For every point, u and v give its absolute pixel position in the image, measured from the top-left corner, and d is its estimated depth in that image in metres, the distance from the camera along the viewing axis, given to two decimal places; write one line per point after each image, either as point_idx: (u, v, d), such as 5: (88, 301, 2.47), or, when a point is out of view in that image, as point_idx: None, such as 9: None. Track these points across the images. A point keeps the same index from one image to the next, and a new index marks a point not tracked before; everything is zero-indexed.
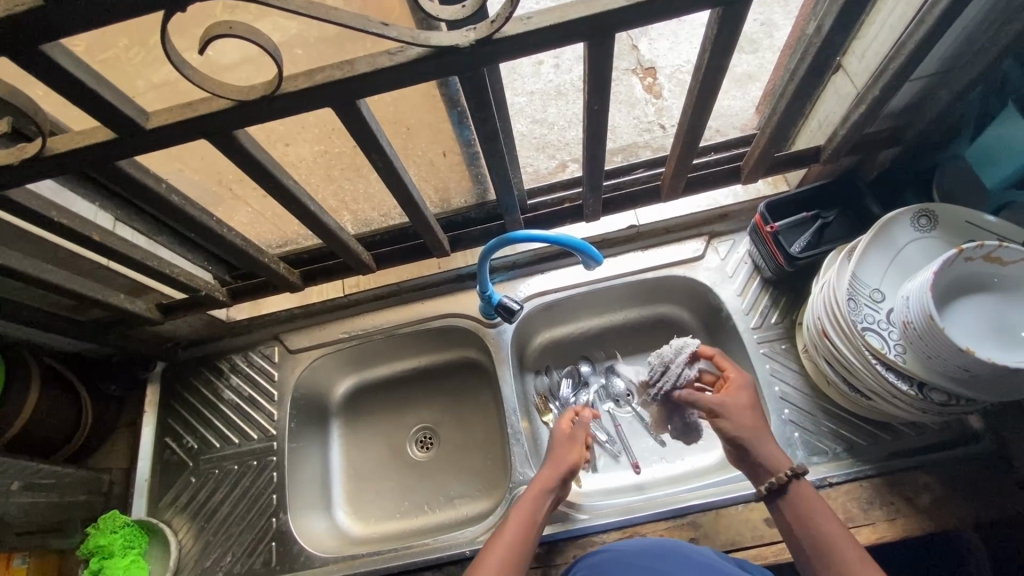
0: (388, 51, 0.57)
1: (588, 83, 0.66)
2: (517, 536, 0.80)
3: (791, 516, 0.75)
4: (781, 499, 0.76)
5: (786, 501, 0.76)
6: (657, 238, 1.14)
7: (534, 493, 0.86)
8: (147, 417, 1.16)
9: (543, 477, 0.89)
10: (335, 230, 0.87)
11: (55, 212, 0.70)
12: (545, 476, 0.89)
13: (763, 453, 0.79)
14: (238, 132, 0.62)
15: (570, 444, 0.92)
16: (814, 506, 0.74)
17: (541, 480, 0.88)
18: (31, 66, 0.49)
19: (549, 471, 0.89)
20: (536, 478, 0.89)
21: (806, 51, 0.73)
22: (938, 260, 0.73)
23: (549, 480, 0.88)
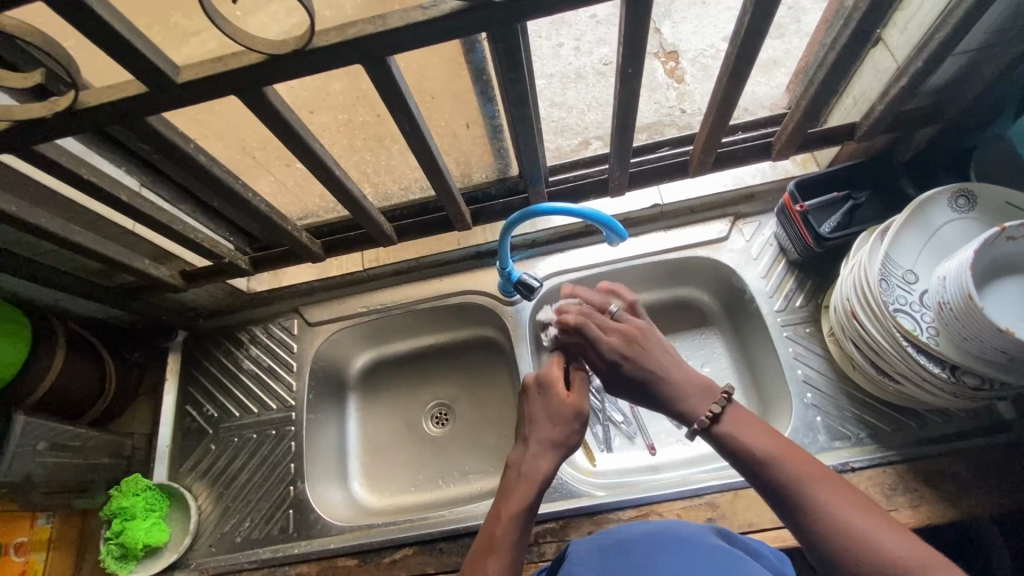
0: (422, 6, 0.56)
1: (622, 44, 0.65)
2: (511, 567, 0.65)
3: (734, 450, 0.66)
4: (716, 436, 0.68)
5: (722, 437, 0.67)
6: (681, 218, 1.11)
7: (524, 502, 0.70)
8: (168, 384, 1.18)
9: (535, 474, 0.72)
10: (358, 198, 0.86)
11: (85, 170, 0.71)
12: (534, 475, 0.71)
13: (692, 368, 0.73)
14: (267, 90, 0.62)
15: (571, 423, 0.74)
16: (756, 433, 0.66)
17: (531, 480, 0.71)
18: (66, 12, 0.49)
19: (543, 466, 0.72)
20: (514, 484, 0.71)
21: (848, 19, 0.70)
22: (979, 240, 0.70)
23: (542, 478, 0.72)
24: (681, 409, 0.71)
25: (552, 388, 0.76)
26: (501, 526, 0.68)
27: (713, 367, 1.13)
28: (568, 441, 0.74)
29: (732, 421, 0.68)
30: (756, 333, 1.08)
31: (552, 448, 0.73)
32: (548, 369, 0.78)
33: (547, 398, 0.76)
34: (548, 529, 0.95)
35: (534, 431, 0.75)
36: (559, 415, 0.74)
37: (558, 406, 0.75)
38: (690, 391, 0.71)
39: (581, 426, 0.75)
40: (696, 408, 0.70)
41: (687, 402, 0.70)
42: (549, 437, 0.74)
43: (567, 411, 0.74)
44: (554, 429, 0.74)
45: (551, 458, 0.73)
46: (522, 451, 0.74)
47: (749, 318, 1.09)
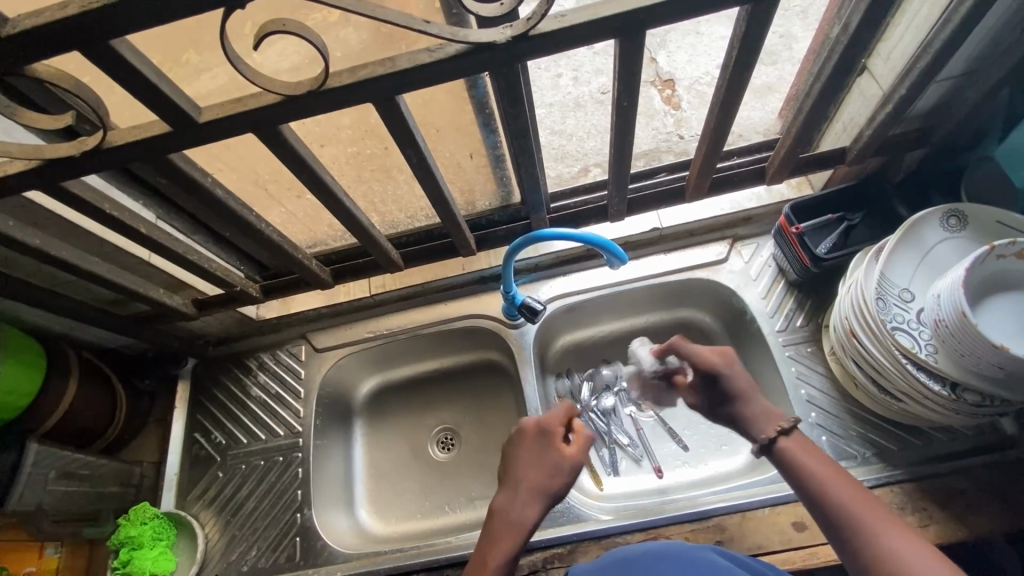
0: (428, 49, 0.60)
1: (617, 78, 0.68)
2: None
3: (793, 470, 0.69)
4: (778, 455, 0.71)
5: (785, 457, 0.70)
6: (680, 242, 1.14)
7: (509, 554, 0.69)
8: (177, 412, 1.19)
9: (524, 527, 0.71)
10: (367, 227, 0.90)
11: (106, 204, 0.74)
12: (524, 527, 0.71)
13: (751, 409, 0.75)
14: (283, 127, 0.65)
15: (564, 475, 0.75)
16: (815, 457, 0.68)
17: (519, 531, 0.70)
18: (98, 59, 0.53)
19: (530, 516, 0.72)
20: (502, 530, 0.71)
21: (830, 52, 0.74)
22: (970, 258, 0.72)
23: (528, 525, 0.71)
24: (749, 429, 0.75)
25: (550, 436, 0.77)
26: None
27: None
28: (560, 492, 0.75)
29: (799, 443, 0.70)
30: (759, 353, 1.09)
31: (542, 502, 0.73)
32: (550, 417, 0.79)
33: (543, 444, 0.77)
34: (557, 554, 0.95)
35: (529, 481, 0.74)
36: (555, 465, 0.75)
37: (552, 456, 0.76)
38: (760, 413, 0.74)
39: (569, 477, 0.76)
40: (765, 423, 0.73)
41: (757, 424, 0.74)
42: (543, 486, 0.73)
43: (559, 459, 0.76)
44: (551, 480, 0.74)
45: (540, 513, 0.73)
46: (515, 500, 0.73)
47: (752, 339, 1.10)
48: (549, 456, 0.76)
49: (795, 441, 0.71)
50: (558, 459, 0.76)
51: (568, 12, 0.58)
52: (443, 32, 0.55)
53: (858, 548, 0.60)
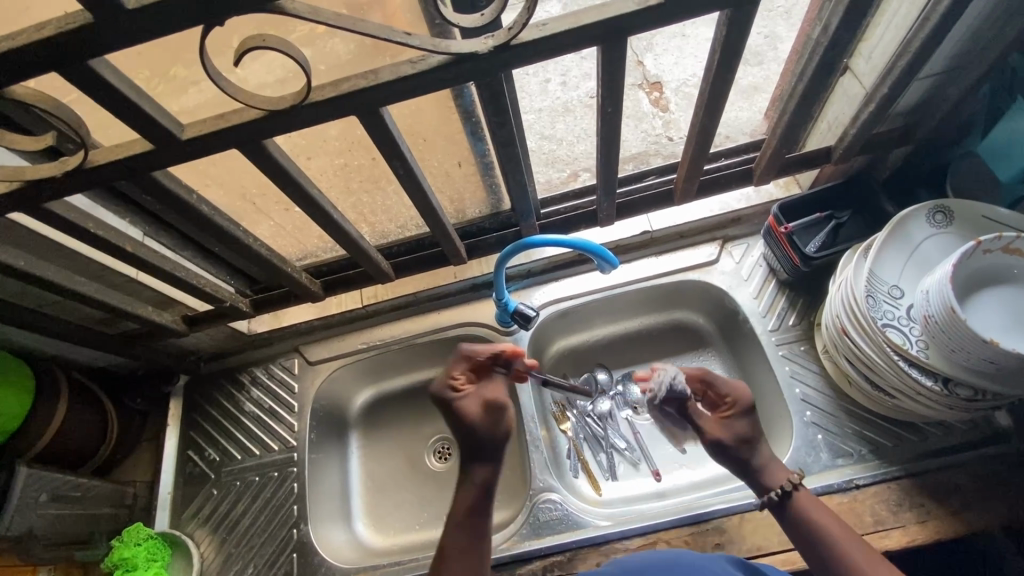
0: (411, 61, 0.60)
1: (601, 86, 0.68)
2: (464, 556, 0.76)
3: (800, 522, 0.77)
4: (787, 507, 0.79)
5: (792, 509, 0.79)
6: (671, 244, 1.14)
7: (466, 508, 0.78)
8: (169, 430, 1.18)
9: (479, 483, 0.79)
10: (356, 239, 0.89)
11: (91, 223, 0.73)
12: (478, 483, 0.78)
13: (767, 462, 0.82)
14: (267, 142, 0.65)
15: (489, 417, 0.78)
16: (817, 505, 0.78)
17: (480, 483, 0.79)
18: (75, 79, 0.52)
19: (485, 473, 0.79)
20: (461, 490, 0.79)
21: (811, 53, 0.74)
22: (957, 254, 0.73)
23: (486, 484, 0.79)
24: (759, 480, 0.81)
25: (447, 395, 0.79)
26: (451, 529, 0.77)
27: None
28: (500, 432, 0.79)
29: (802, 499, 0.79)
30: (752, 354, 1.09)
31: (487, 451, 0.79)
32: (443, 374, 0.81)
33: (450, 402, 0.79)
34: (556, 561, 0.95)
35: (465, 436, 0.79)
36: (480, 412, 0.78)
37: (469, 406, 0.79)
38: (769, 466, 0.82)
39: (495, 415, 0.78)
40: (773, 480, 0.81)
41: (766, 474, 0.81)
42: (489, 437, 0.78)
43: (480, 405, 0.79)
44: (483, 426, 0.78)
45: (491, 461, 0.79)
46: (467, 463, 0.80)
47: (744, 339, 1.10)
48: (466, 408, 0.78)
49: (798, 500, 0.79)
50: (475, 414, 0.78)
51: (548, 21, 0.58)
52: (425, 44, 0.55)
53: None
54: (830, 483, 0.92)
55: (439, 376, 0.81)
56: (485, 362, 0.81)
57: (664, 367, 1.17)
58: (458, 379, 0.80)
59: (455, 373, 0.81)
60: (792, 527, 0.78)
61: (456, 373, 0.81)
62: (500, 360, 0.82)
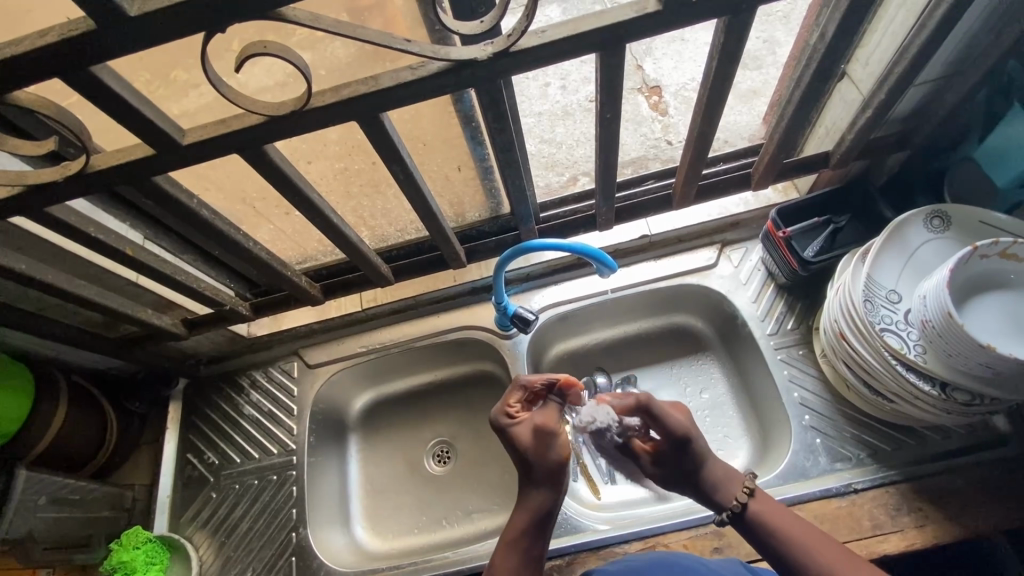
0: (411, 67, 0.60)
1: (600, 92, 0.69)
2: None
3: (763, 534, 0.70)
4: (747, 520, 0.72)
5: (753, 521, 0.72)
6: (669, 248, 1.14)
7: (520, 530, 0.75)
8: (169, 433, 1.18)
9: (532, 507, 0.76)
10: (356, 243, 0.90)
11: (92, 227, 0.74)
12: (532, 507, 0.76)
13: (717, 477, 0.76)
14: (268, 147, 0.65)
15: (540, 445, 0.75)
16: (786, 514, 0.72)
17: (534, 511, 0.76)
18: (79, 85, 0.53)
19: (538, 498, 0.76)
20: (514, 514, 0.77)
21: (808, 59, 0.74)
22: (954, 259, 0.73)
23: (538, 508, 0.75)
24: (713, 495, 0.75)
25: (504, 420, 0.78)
26: (505, 553, 0.75)
27: (712, 393, 1.14)
28: (554, 458, 0.75)
29: (761, 510, 0.72)
30: (751, 358, 1.09)
31: (541, 478, 0.76)
32: (501, 402, 0.80)
33: (505, 430, 0.78)
34: (555, 565, 0.95)
35: (521, 463, 0.77)
36: (532, 439, 0.76)
37: (522, 432, 0.77)
38: (723, 478, 0.76)
39: (547, 442, 0.75)
40: (726, 494, 0.74)
41: (719, 489, 0.75)
42: (538, 462, 0.75)
43: (532, 431, 0.76)
44: (536, 452, 0.75)
45: (547, 487, 0.76)
46: (520, 488, 0.78)
47: (743, 343, 1.11)
48: (518, 435, 0.77)
49: (757, 512, 0.72)
50: (523, 441, 0.76)
51: (547, 28, 0.58)
52: (425, 51, 0.55)
53: None
54: (828, 487, 0.92)
55: (497, 404, 0.81)
56: (541, 390, 0.80)
57: (663, 371, 1.18)
58: (513, 407, 0.79)
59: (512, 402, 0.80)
60: (756, 540, 0.71)
61: (511, 402, 0.80)
62: (555, 388, 0.80)
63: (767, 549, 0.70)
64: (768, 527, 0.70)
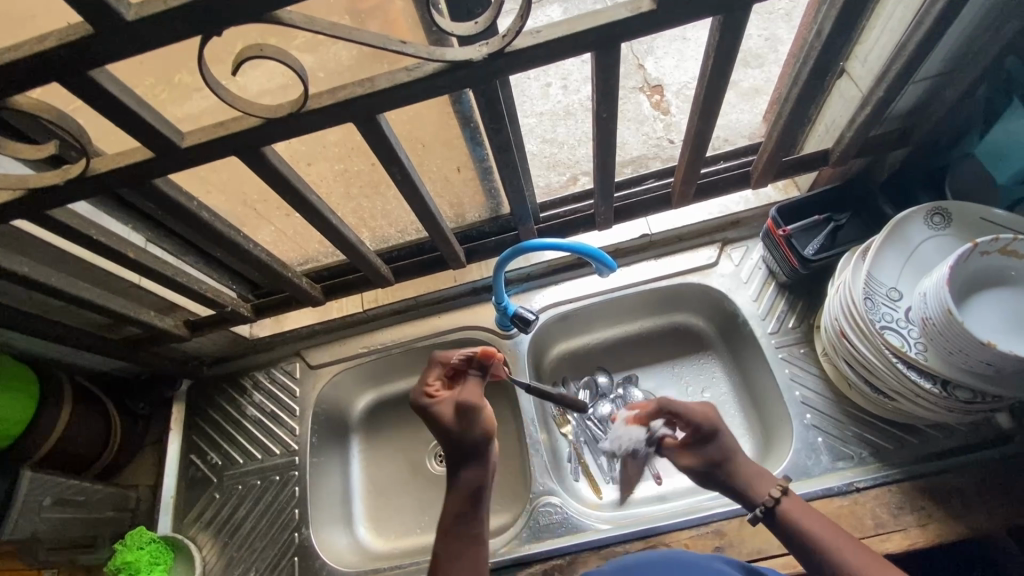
0: (406, 68, 0.60)
1: (596, 92, 0.69)
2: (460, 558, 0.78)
3: (796, 534, 0.75)
4: (779, 517, 0.77)
5: (785, 518, 0.77)
6: (670, 247, 1.14)
7: (459, 510, 0.80)
8: (173, 434, 1.19)
9: (466, 485, 0.80)
10: (356, 244, 0.90)
11: (94, 230, 0.74)
12: (466, 485, 0.80)
13: (745, 475, 0.81)
14: (266, 149, 0.66)
15: (458, 424, 0.78)
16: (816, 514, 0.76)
17: (466, 490, 0.80)
18: (78, 90, 0.53)
19: (471, 476, 0.80)
20: (452, 493, 0.81)
21: (805, 56, 0.74)
22: (954, 256, 0.73)
23: (474, 487, 0.80)
24: (746, 492, 0.80)
25: (424, 399, 0.79)
26: (445, 531, 0.80)
27: (713, 392, 1.14)
28: (473, 435, 0.78)
29: (792, 507, 0.77)
30: (752, 357, 1.09)
31: (465, 456, 0.80)
32: (421, 381, 0.82)
33: (426, 409, 0.80)
34: (556, 565, 0.95)
35: (444, 440, 0.80)
36: (453, 417, 0.78)
37: (443, 411, 0.79)
38: (754, 476, 0.80)
39: (467, 420, 0.77)
40: (758, 491, 0.79)
41: (752, 484, 0.80)
42: (464, 440, 0.78)
43: (452, 409, 0.78)
44: (458, 430, 0.78)
45: (474, 463, 0.80)
46: (455, 468, 0.82)
47: (744, 342, 1.10)
48: (441, 414, 0.79)
49: (787, 509, 0.77)
50: (447, 420, 0.78)
51: (542, 29, 0.59)
52: (420, 52, 0.56)
53: None
54: (830, 486, 0.92)
55: (417, 383, 0.82)
56: (460, 366, 0.82)
57: (664, 370, 1.18)
58: (432, 386, 0.81)
59: (432, 381, 0.82)
60: (787, 537, 0.76)
61: (430, 380, 0.82)
62: (473, 361, 0.82)
63: (797, 548, 0.75)
64: (798, 524, 0.76)
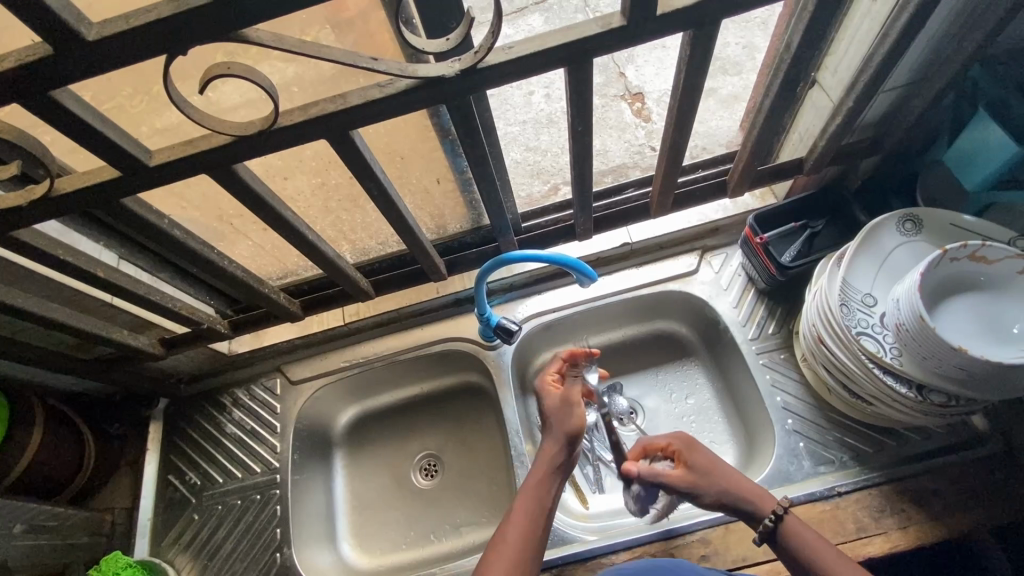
0: (379, 84, 0.60)
1: (570, 106, 0.69)
2: (526, 530, 0.72)
3: (793, 552, 0.71)
4: (780, 535, 0.73)
5: (785, 538, 0.72)
6: (651, 255, 1.15)
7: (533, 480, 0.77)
8: (150, 454, 1.16)
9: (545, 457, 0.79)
10: (334, 258, 0.89)
11: (61, 250, 0.73)
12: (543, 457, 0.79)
13: (748, 494, 0.76)
14: (238, 166, 0.65)
15: (564, 404, 0.82)
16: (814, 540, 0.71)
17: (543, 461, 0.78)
18: (39, 110, 0.52)
19: (551, 446, 0.79)
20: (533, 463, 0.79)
21: (776, 70, 0.76)
22: (925, 262, 0.75)
23: (550, 456, 0.78)
24: (749, 507, 0.76)
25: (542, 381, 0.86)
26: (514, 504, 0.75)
27: (697, 399, 1.14)
28: (572, 417, 0.80)
29: (792, 527, 0.73)
30: (733, 363, 1.10)
31: (554, 430, 0.80)
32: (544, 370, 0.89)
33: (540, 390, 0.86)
34: None
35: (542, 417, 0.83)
36: (558, 398, 0.82)
37: (551, 393, 0.84)
38: (755, 491, 0.77)
39: (574, 404, 0.82)
40: (760, 509, 0.75)
41: (753, 501, 0.76)
42: (557, 424, 0.80)
43: (559, 393, 0.83)
44: (557, 407, 0.82)
45: (559, 440, 0.79)
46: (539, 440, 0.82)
47: (726, 349, 1.11)
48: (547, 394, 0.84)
49: (789, 530, 0.73)
50: (550, 398, 0.83)
51: (514, 44, 0.59)
52: (392, 69, 0.55)
53: None
54: (812, 491, 0.92)
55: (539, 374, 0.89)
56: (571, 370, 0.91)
57: (649, 378, 1.18)
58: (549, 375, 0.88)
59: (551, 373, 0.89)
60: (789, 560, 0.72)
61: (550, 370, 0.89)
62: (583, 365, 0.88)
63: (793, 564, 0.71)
64: (802, 549, 0.71)
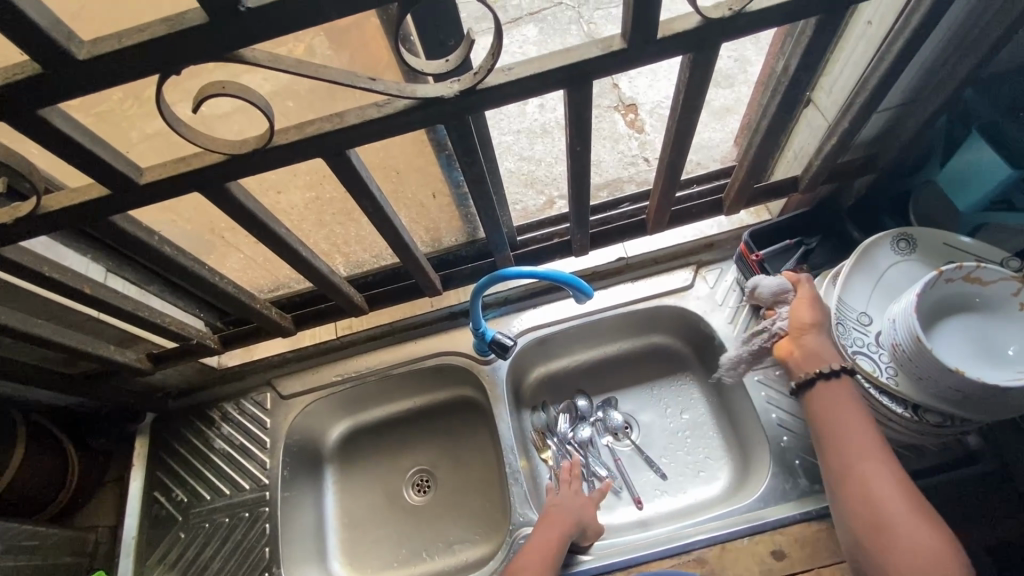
0: (376, 104, 0.59)
1: (569, 126, 0.69)
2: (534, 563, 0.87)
3: (828, 408, 0.79)
4: (826, 386, 0.80)
5: (828, 389, 0.80)
6: (647, 270, 1.15)
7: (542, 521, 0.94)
8: (134, 471, 1.13)
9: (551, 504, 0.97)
10: (327, 274, 0.88)
11: (47, 266, 0.71)
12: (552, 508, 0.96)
13: (817, 347, 0.83)
14: (231, 184, 0.64)
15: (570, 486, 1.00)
16: (850, 401, 0.79)
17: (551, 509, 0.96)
18: (27, 129, 0.51)
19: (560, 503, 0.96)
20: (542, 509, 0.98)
21: (773, 91, 0.76)
22: (920, 283, 0.75)
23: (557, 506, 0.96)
24: (813, 358, 0.83)
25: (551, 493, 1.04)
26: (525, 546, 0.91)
27: (691, 414, 1.14)
28: (575, 491, 0.99)
29: (837, 389, 0.80)
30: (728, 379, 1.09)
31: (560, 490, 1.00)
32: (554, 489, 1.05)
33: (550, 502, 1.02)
34: None
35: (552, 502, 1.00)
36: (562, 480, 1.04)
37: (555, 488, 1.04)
38: (825, 351, 0.83)
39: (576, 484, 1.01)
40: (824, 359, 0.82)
41: (818, 358, 0.82)
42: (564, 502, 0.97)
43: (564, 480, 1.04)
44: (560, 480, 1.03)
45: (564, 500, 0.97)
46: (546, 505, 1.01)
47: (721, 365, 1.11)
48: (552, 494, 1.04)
49: (832, 386, 0.80)
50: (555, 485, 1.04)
51: (514, 66, 0.58)
52: (390, 89, 0.54)
53: (836, 469, 0.76)
54: (808, 509, 0.92)
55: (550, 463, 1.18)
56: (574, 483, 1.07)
57: (644, 393, 1.17)
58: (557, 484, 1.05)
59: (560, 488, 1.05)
60: (818, 405, 0.81)
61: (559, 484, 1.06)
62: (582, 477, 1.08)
63: (824, 415, 0.79)
64: (837, 407, 0.79)
